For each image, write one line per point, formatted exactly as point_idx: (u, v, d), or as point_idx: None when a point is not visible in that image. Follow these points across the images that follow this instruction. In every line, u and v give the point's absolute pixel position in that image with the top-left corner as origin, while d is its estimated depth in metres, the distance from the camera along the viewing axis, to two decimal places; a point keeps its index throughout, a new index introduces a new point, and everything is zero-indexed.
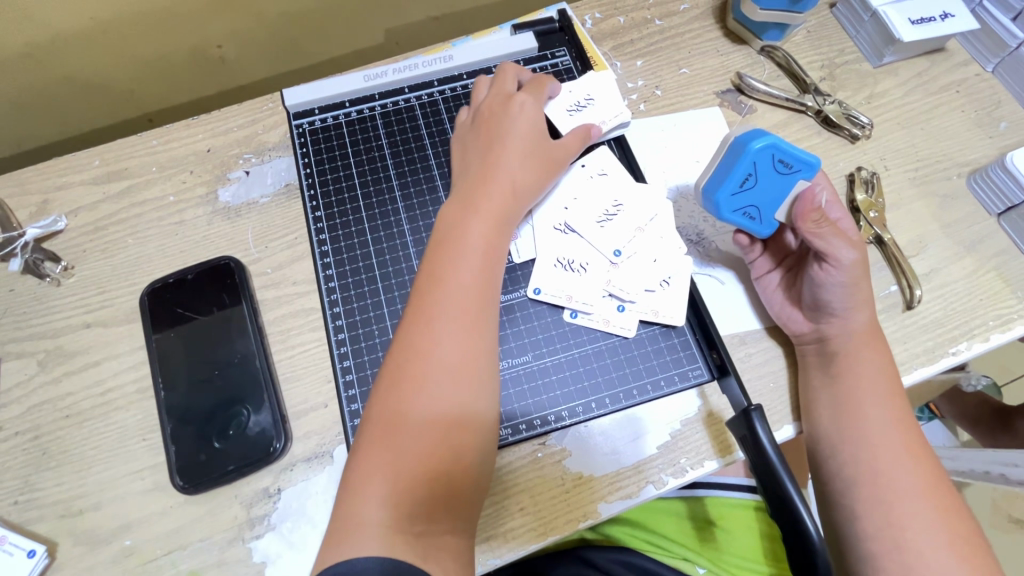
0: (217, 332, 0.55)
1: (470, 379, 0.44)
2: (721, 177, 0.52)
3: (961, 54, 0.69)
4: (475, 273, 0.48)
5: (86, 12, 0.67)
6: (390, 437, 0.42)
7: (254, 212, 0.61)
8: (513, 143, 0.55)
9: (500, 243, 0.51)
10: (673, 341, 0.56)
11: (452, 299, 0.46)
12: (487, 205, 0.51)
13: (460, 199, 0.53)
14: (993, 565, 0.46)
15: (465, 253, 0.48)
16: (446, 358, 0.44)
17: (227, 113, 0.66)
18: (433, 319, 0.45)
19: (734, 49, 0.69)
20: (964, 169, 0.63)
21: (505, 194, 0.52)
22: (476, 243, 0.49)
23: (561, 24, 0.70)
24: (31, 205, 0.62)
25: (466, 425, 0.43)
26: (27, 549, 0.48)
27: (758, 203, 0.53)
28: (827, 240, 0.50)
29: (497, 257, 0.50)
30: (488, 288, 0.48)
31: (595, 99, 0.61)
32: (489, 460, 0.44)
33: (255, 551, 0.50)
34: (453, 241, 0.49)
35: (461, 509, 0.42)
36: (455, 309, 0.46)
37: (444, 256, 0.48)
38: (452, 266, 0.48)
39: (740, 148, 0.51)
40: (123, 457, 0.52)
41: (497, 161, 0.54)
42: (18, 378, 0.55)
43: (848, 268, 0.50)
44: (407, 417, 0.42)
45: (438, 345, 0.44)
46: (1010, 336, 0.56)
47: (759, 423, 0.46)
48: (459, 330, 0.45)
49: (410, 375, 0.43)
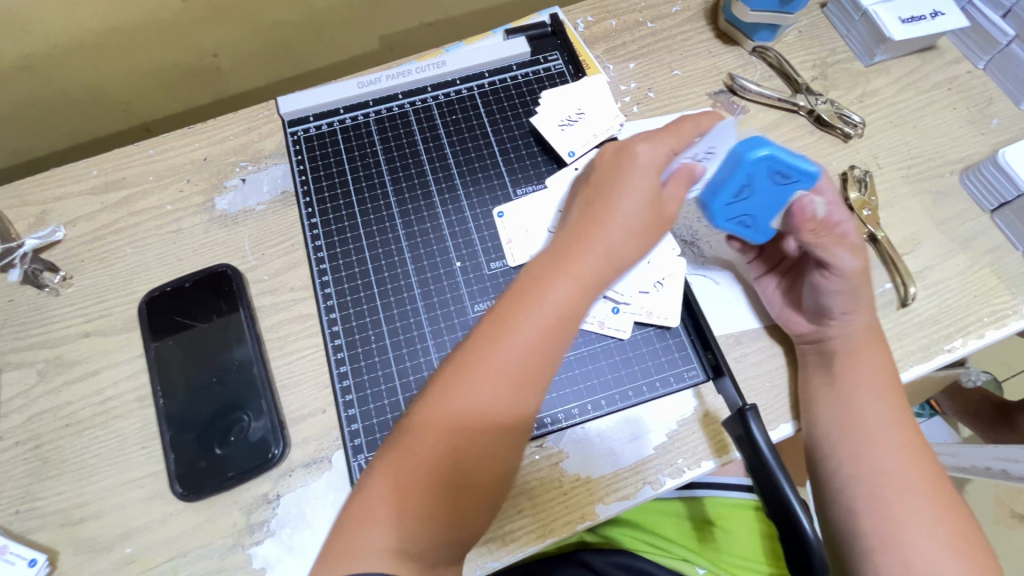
0: (215, 339, 0.56)
1: (507, 441, 0.42)
2: (715, 186, 0.52)
3: (952, 52, 0.69)
4: (549, 334, 0.43)
5: (82, 24, 0.68)
6: (411, 458, 0.40)
7: (250, 219, 0.62)
8: (631, 197, 0.47)
9: (581, 310, 0.45)
10: (668, 342, 0.56)
11: (517, 356, 0.42)
12: (579, 264, 0.45)
13: (550, 250, 0.47)
14: (988, 558, 0.46)
15: (545, 311, 0.43)
16: (495, 411, 0.42)
17: (224, 122, 0.66)
18: (492, 364, 0.42)
19: (725, 50, 0.70)
20: (957, 165, 0.64)
21: (600, 257, 0.46)
22: (556, 310, 0.43)
23: (553, 28, 0.70)
24: (30, 216, 0.62)
25: (491, 473, 0.42)
26: (28, 558, 0.48)
27: (753, 213, 0.53)
28: (827, 249, 0.49)
29: (576, 328, 0.45)
30: (554, 349, 0.44)
31: (586, 113, 0.64)
32: (497, 502, 0.43)
33: (255, 557, 0.50)
34: (533, 293, 0.44)
35: (459, 543, 0.41)
36: (518, 367, 0.42)
37: (518, 304, 0.44)
38: (530, 318, 0.43)
39: (737, 158, 0.49)
40: (123, 465, 0.52)
41: (605, 216, 0.47)
42: (18, 388, 0.56)
43: (849, 276, 0.50)
44: (435, 451, 0.40)
45: (493, 397, 0.41)
46: (1005, 332, 0.56)
47: (754, 423, 0.46)
48: (513, 385, 0.42)
49: (448, 405, 0.41)
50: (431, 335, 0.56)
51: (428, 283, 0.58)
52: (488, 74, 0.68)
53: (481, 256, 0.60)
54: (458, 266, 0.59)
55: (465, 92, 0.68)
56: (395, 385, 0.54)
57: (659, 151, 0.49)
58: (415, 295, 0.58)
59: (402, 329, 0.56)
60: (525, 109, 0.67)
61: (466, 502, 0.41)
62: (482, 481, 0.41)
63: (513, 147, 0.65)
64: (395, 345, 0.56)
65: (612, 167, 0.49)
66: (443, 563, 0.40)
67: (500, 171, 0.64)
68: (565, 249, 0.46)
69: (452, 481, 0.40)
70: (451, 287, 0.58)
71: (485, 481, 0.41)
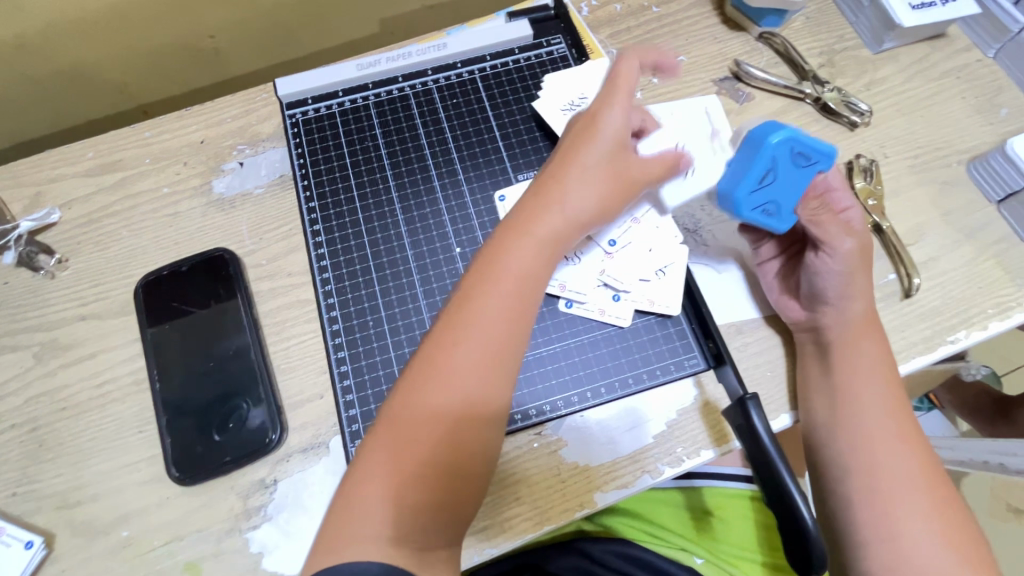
0: (213, 323, 0.55)
1: (480, 416, 0.41)
2: (736, 177, 0.51)
3: (962, 40, 0.68)
4: (512, 305, 0.43)
5: (77, 4, 0.67)
6: (394, 447, 0.40)
7: (248, 203, 0.61)
8: (595, 162, 0.46)
9: (544, 275, 0.44)
10: (669, 330, 0.56)
11: (478, 330, 0.42)
12: (542, 232, 0.44)
13: (514, 220, 0.46)
14: (984, 549, 0.46)
15: (503, 280, 0.43)
16: (464, 388, 0.41)
17: (220, 104, 0.65)
18: (458, 341, 0.41)
19: (731, 36, 0.68)
20: (964, 156, 0.63)
21: (564, 224, 0.45)
22: (518, 278, 0.43)
23: (556, 11, 0.69)
24: (25, 198, 0.62)
25: (469, 451, 0.41)
26: (24, 541, 0.48)
27: (779, 199, 0.51)
28: (820, 226, 0.51)
29: (539, 295, 0.44)
30: (522, 316, 0.43)
31: (589, 97, 0.62)
32: (485, 478, 0.43)
33: (252, 542, 0.50)
34: (493, 264, 0.43)
35: (453, 524, 0.41)
36: (484, 339, 0.42)
37: (481, 276, 0.43)
38: (491, 291, 0.43)
39: (758, 143, 0.50)
40: (119, 448, 0.52)
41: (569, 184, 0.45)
42: (14, 371, 0.55)
43: (841, 257, 0.51)
44: (411, 435, 0.40)
45: (459, 374, 0.41)
46: (1009, 325, 0.56)
47: (755, 412, 0.46)
48: (480, 360, 0.41)
49: (417, 389, 0.41)
50: (430, 320, 0.56)
51: (428, 270, 0.58)
52: (489, 57, 0.67)
53: (481, 241, 0.59)
54: (458, 252, 0.59)
55: (467, 75, 0.67)
56: (392, 370, 0.54)
57: (621, 109, 0.46)
58: (415, 282, 0.57)
59: (400, 315, 0.56)
60: (527, 93, 0.66)
61: (453, 484, 0.40)
62: (466, 461, 0.41)
63: (514, 131, 0.64)
64: (393, 330, 0.55)
65: (574, 134, 0.47)
66: (439, 546, 0.40)
67: (501, 156, 0.63)
68: (528, 219, 0.45)
69: (432, 462, 0.40)
70: (450, 272, 0.58)
71: (468, 461, 0.41)
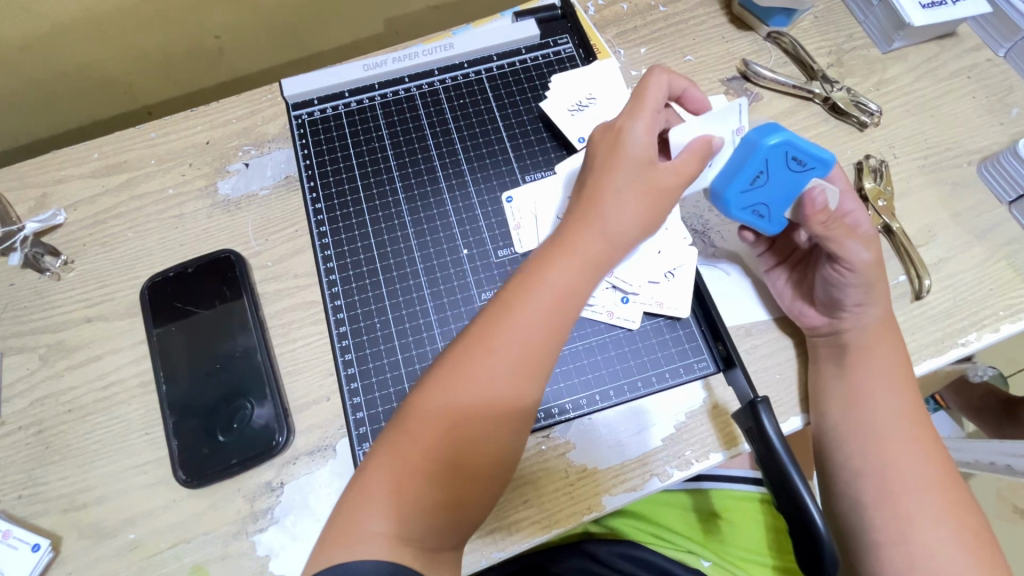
0: (219, 325, 0.55)
1: (504, 428, 0.41)
2: (729, 173, 0.50)
3: (972, 39, 0.68)
4: (549, 319, 0.42)
5: (83, 5, 0.67)
6: (411, 445, 0.40)
7: (254, 204, 0.61)
8: (634, 171, 0.45)
9: (583, 293, 0.44)
10: (678, 332, 0.55)
11: (513, 341, 0.41)
12: (583, 245, 0.44)
13: (558, 230, 0.46)
14: (996, 553, 0.46)
15: (544, 293, 0.42)
16: (492, 398, 0.40)
17: (226, 105, 0.65)
18: (492, 350, 0.41)
19: (739, 35, 0.68)
20: (975, 156, 0.62)
21: (602, 237, 0.44)
22: (558, 292, 0.42)
23: (563, 11, 0.69)
24: (31, 199, 0.61)
25: (488, 461, 0.41)
26: (32, 543, 0.48)
27: (767, 202, 0.51)
28: (838, 242, 0.48)
29: (576, 312, 0.43)
30: (557, 333, 0.42)
31: (597, 98, 0.62)
32: (498, 488, 0.42)
33: (258, 545, 0.49)
34: (535, 274, 0.43)
35: (459, 531, 0.40)
36: (517, 350, 0.41)
37: (521, 284, 0.43)
38: (530, 302, 0.42)
39: (752, 146, 0.48)
40: (125, 451, 0.52)
41: (609, 192, 0.45)
42: (20, 372, 0.55)
43: (860, 269, 0.49)
44: (431, 435, 0.40)
45: (489, 383, 0.40)
46: (1020, 327, 0.55)
47: (765, 414, 0.45)
48: (512, 373, 0.41)
49: (445, 392, 0.40)
50: (437, 322, 0.55)
51: (435, 272, 0.57)
52: (496, 57, 0.67)
53: (488, 242, 0.59)
54: (465, 253, 0.58)
55: (473, 75, 0.66)
56: (399, 373, 0.53)
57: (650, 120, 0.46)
58: (422, 284, 0.57)
59: (407, 317, 0.56)
60: (534, 93, 0.65)
61: (466, 490, 0.40)
62: (480, 469, 0.40)
63: (521, 132, 0.64)
64: (400, 332, 0.55)
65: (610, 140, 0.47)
66: (444, 549, 0.40)
67: (508, 157, 0.63)
68: (570, 229, 0.44)
69: (448, 462, 0.40)
70: (457, 274, 0.57)
71: (484, 470, 0.41)
